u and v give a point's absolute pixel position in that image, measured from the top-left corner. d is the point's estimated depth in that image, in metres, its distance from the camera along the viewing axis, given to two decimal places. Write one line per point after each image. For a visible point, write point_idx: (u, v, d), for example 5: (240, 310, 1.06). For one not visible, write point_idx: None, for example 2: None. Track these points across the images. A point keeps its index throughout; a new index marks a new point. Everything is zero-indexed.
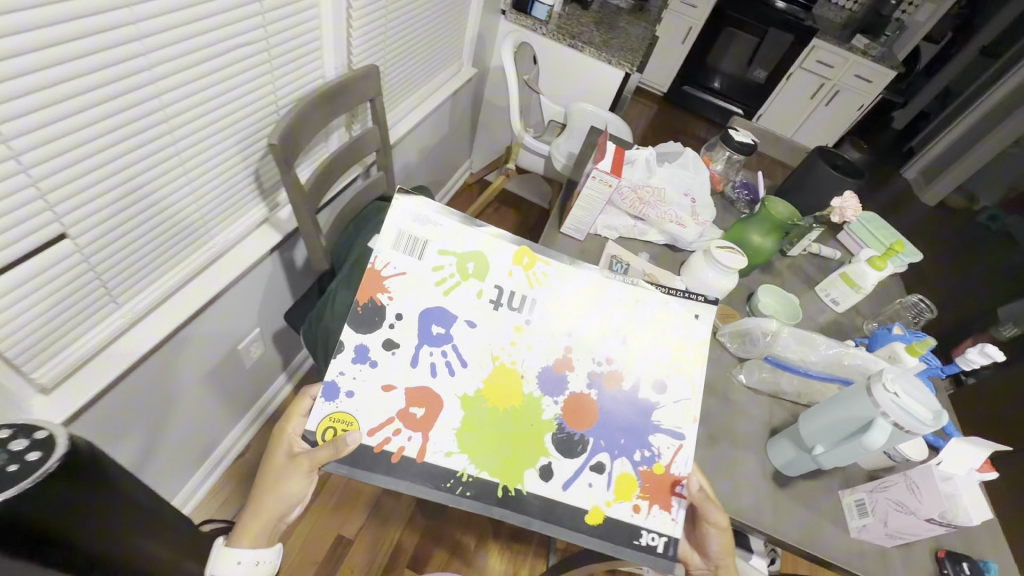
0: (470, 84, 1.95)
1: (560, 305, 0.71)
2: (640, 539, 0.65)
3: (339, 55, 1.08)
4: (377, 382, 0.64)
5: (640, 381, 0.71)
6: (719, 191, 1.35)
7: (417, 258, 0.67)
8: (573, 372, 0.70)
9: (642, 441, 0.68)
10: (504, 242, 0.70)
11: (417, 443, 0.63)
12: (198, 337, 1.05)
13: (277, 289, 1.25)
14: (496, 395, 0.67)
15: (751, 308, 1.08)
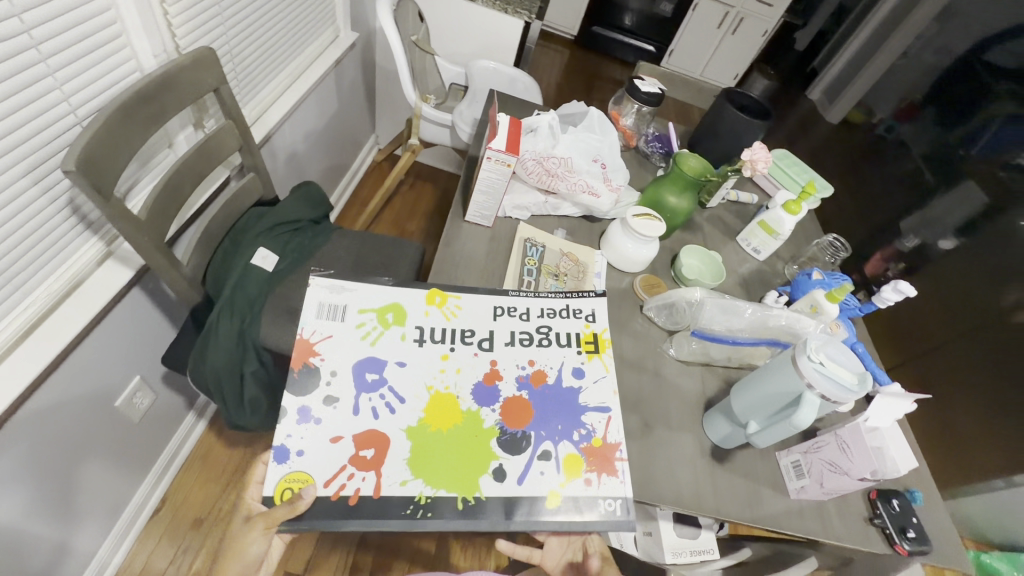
0: (354, 50, 1.72)
1: (484, 329, 0.66)
2: (601, 506, 0.54)
3: (155, 38, 0.87)
4: (323, 434, 0.53)
5: (563, 366, 0.64)
6: (633, 147, 1.28)
7: (339, 320, 0.61)
8: (502, 380, 0.61)
9: (576, 419, 0.60)
10: (416, 289, 0.67)
11: (372, 481, 0.52)
12: (50, 411, 0.86)
13: (150, 328, 1.06)
14: (440, 415, 0.57)
15: (676, 274, 1.04)
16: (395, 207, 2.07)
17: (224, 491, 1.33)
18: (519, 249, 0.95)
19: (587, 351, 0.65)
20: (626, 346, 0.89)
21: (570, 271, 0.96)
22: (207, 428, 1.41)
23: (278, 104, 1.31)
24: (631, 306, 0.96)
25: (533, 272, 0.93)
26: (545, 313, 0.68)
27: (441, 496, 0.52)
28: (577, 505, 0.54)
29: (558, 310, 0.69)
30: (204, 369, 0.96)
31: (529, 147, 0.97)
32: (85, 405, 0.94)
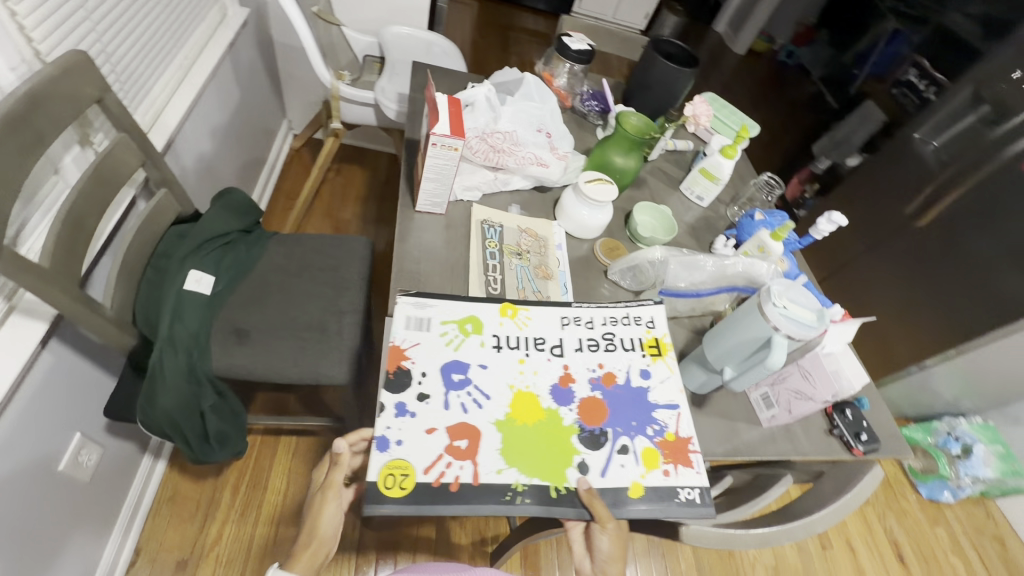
0: (247, 28, 1.53)
1: (553, 336, 0.72)
2: (680, 496, 0.62)
3: (7, 47, 0.72)
4: (421, 425, 0.61)
5: (631, 369, 0.71)
6: (569, 107, 1.26)
7: (425, 329, 0.69)
8: (576, 381, 0.68)
9: (648, 416, 0.67)
10: (489, 301, 0.74)
11: (469, 469, 0.59)
12: None
13: (80, 379, 0.94)
14: (526, 412, 0.64)
15: (631, 233, 1.06)
16: (325, 197, 1.94)
17: (202, 526, 1.26)
18: (477, 232, 0.93)
19: (651, 353, 0.73)
20: None
21: (531, 247, 0.95)
22: (169, 465, 1.31)
23: (173, 102, 1.16)
24: (596, 272, 0.97)
25: (496, 254, 0.91)
26: (608, 320, 0.75)
27: (535, 483, 0.60)
28: (655, 492, 0.62)
29: (620, 316, 0.75)
30: (156, 416, 0.87)
31: (472, 125, 0.95)
32: (24, 478, 0.84)
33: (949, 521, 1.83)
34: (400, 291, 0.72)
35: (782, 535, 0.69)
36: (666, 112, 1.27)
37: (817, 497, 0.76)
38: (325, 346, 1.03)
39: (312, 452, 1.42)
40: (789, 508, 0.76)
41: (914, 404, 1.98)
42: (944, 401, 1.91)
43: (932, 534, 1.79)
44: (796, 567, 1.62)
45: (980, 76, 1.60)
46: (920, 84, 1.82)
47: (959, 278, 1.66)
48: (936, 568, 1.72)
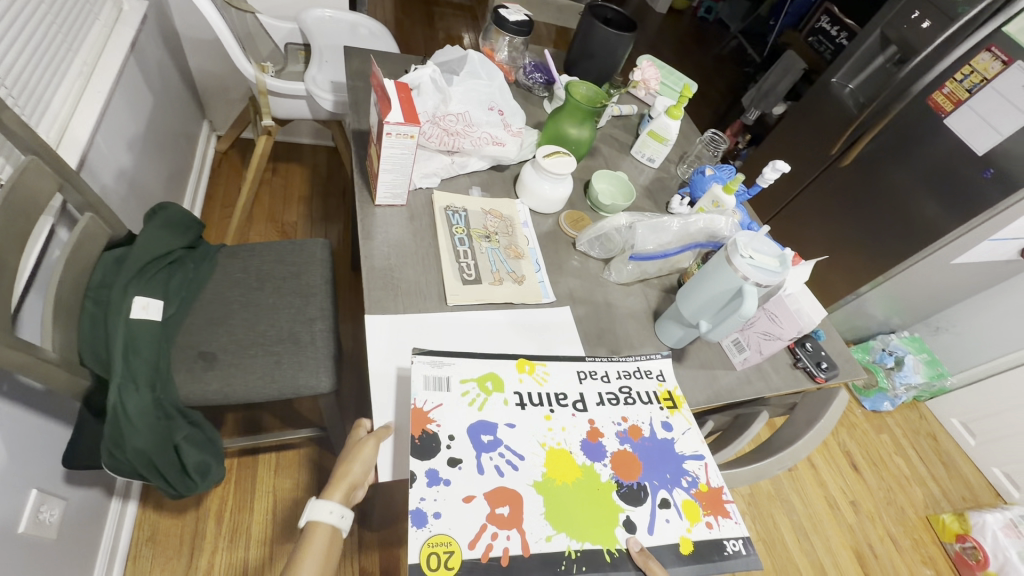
0: (147, 23, 1.38)
1: (574, 390, 0.70)
2: (727, 548, 0.60)
3: None
4: (457, 494, 0.56)
5: (652, 422, 0.69)
6: (513, 82, 1.24)
7: (445, 389, 0.64)
8: (605, 436, 0.66)
9: (679, 467, 0.65)
10: (506, 356, 0.70)
11: (517, 539, 0.55)
12: None
13: (26, 434, 0.86)
14: (563, 470, 0.61)
15: (592, 203, 1.07)
16: (265, 200, 1.82)
17: (191, 560, 1.20)
18: (442, 219, 0.91)
19: (668, 406, 0.72)
20: (572, 285, 0.93)
21: (498, 229, 0.94)
22: (141, 505, 1.23)
23: (79, 113, 1.03)
24: (565, 246, 0.98)
25: (465, 239, 0.90)
26: (623, 373, 0.74)
27: (587, 548, 0.56)
28: (703, 548, 0.60)
29: (632, 370, 0.75)
30: (126, 458, 0.81)
31: (421, 108, 0.92)
32: None
33: (891, 428, 2.05)
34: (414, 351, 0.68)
35: (773, 466, 0.76)
36: (609, 77, 1.28)
37: (793, 426, 0.83)
38: (299, 357, 0.99)
39: (294, 466, 1.37)
40: (771, 440, 0.83)
41: (853, 328, 2.17)
42: (877, 321, 2.11)
43: (879, 441, 2.00)
44: (769, 492, 1.77)
45: (887, 19, 1.73)
46: (832, 30, 2.05)
47: (882, 209, 1.81)
48: (885, 470, 1.93)
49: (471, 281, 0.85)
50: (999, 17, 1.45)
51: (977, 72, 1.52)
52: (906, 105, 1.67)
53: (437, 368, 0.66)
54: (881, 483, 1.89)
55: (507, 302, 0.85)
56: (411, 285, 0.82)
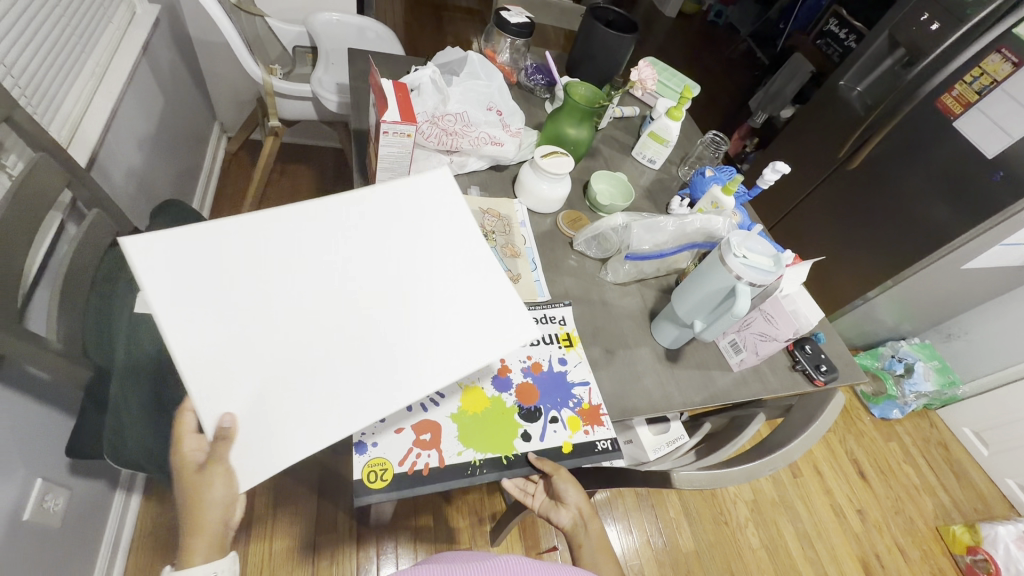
0: (159, 26, 1.41)
1: None
2: (598, 445, 0.74)
3: None
4: (390, 427, 0.68)
5: (551, 357, 0.81)
6: (515, 83, 1.25)
7: None
8: (511, 370, 0.78)
9: (569, 392, 0.78)
10: None
11: (436, 455, 0.67)
12: None
13: (30, 425, 0.88)
14: (474, 401, 0.73)
15: (591, 203, 1.07)
16: (273, 200, 1.85)
17: None
18: None
19: (565, 344, 0.83)
20: (568, 284, 0.93)
21: (495, 227, 0.95)
22: (145, 498, 1.25)
23: (90, 113, 1.06)
24: (562, 245, 0.98)
25: None
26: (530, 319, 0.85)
27: (489, 457, 0.69)
28: (581, 449, 0.73)
29: (538, 316, 0.85)
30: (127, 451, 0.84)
31: (420, 109, 0.92)
32: None
33: (900, 435, 2.02)
34: None
35: (765, 467, 0.73)
36: (611, 79, 1.29)
37: (789, 428, 0.82)
38: None
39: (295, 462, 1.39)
40: (765, 441, 0.82)
41: (862, 333, 2.14)
42: (885, 327, 2.08)
43: (887, 449, 1.96)
44: (773, 498, 1.74)
45: (894, 21, 1.70)
46: (841, 33, 2.01)
47: (889, 212, 1.79)
48: (893, 478, 1.90)
49: None
50: (1010, 18, 1.42)
51: (986, 74, 1.50)
52: (914, 107, 1.66)
53: None
54: (888, 491, 1.86)
55: None
56: None
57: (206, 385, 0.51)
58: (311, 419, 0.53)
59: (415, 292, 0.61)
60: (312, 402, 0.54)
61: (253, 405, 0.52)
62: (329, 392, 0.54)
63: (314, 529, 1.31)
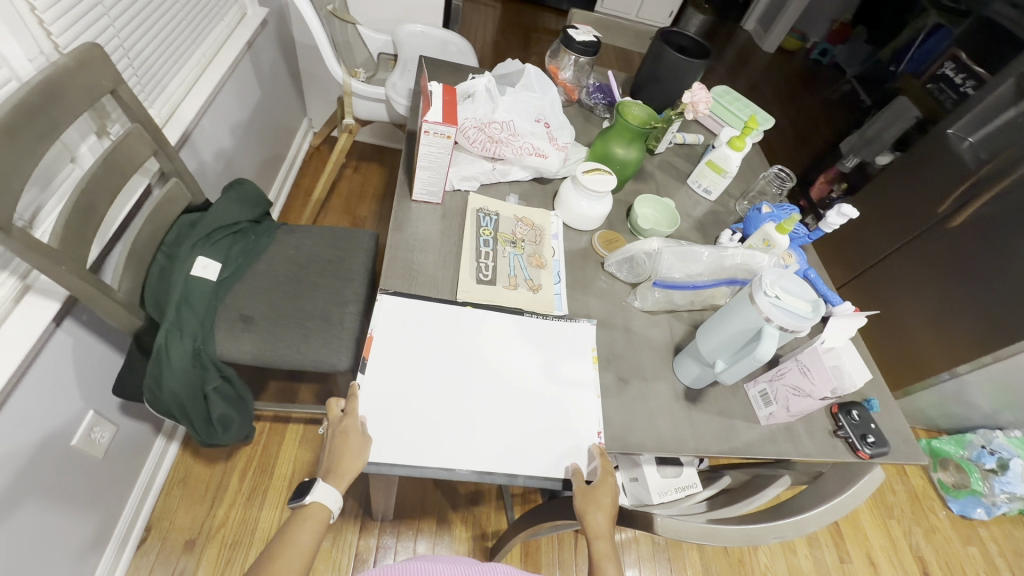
0: (266, 28, 1.58)
1: (501, 336, 0.81)
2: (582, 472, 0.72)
3: (28, 41, 0.78)
4: (387, 404, 0.71)
5: (557, 371, 0.79)
6: (575, 100, 1.25)
7: (400, 327, 0.77)
8: (515, 378, 0.77)
9: (566, 412, 0.76)
10: (452, 303, 0.82)
11: (421, 441, 0.69)
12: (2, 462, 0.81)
13: (93, 359, 0.99)
14: (470, 400, 0.74)
15: (632, 227, 1.04)
16: (343, 193, 1.98)
17: (211, 509, 1.30)
18: (472, 220, 0.93)
19: (575, 358, 0.81)
20: (592, 304, 0.90)
21: (526, 237, 0.94)
22: (182, 448, 1.36)
23: (190, 96, 1.21)
24: (593, 265, 0.95)
25: (490, 242, 0.91)
26: (545, 329, 0.83)
27: (471, 457, 0.69)
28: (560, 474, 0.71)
29: (552, 327, 0.83)
30: (162, 396, 0.92)
31: (469, 115, 0.94)
32: (29, 450, 0.87)
33: (983, 541, 1.72)
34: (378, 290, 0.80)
35: (770, 535, 0.65)
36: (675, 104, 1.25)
37: (816, 496, 0.73)
38: (325, 335, 1.05)
39: (317, 440, 1.45)
40: (783, 504, 0.73)
41: (945, 413, 1.88)
42: (978, 411, 1.81)
43: (964, 554, 1.68)
44: None
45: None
46: (957, 78, 1.81)
47: (995, 280, 1.57)
48: None
49: (485, 282, 0.85)
50: None
51: None
52: None
53: (403, 309, 0.79)
54: None
55: (516, 308, 0.84)
56: (429, 278, 0.84)
57: (377, 390, 0.71)
58: (421, 444, 0.69)
59: (530, 393, 0.77)
60: (429, 433, 0.70)
61: (391, 416, 0.70)
62: (441, 434, 0.70)
63: None
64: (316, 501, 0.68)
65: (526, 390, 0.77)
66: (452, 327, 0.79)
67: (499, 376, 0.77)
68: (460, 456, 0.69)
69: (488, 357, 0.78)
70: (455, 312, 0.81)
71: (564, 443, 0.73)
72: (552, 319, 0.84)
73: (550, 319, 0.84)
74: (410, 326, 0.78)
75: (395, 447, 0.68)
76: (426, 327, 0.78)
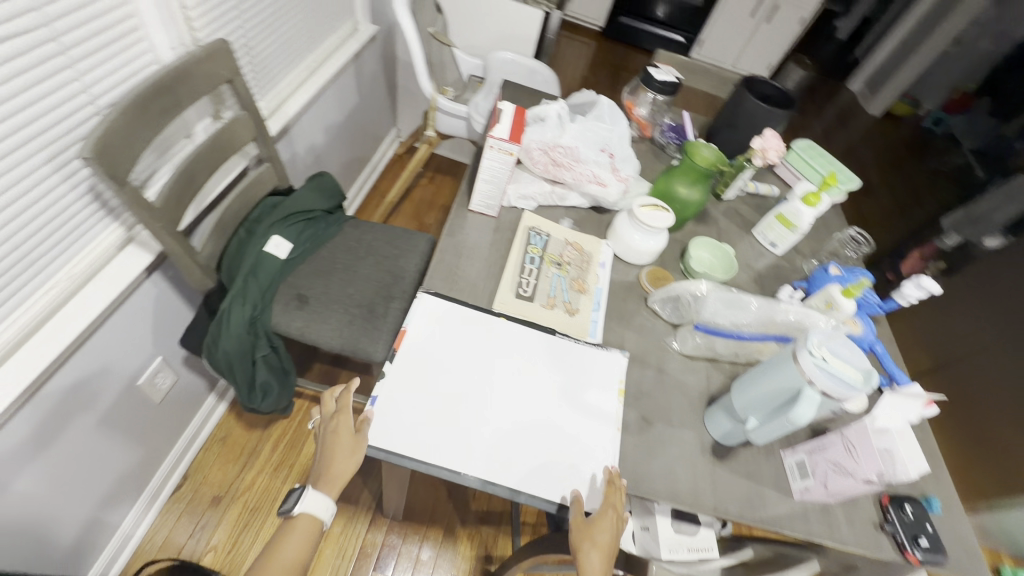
0: (374, 43, 1.74)
1: (530, 352, 0.81)
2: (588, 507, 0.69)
3: (175, 32, 0.92)
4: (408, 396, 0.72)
5: (579, 397, 0.78)
6: (648, 137, 1.25)
7: (434, 326, 0.80)
8: (535, 396, 0.77)
9: (583, 440, 0.74)
10: (488, 313, 0.84)
11: (432, 438, 0.69)
12: (78, 386, 0.92)
13: (169, 311, 1.11)
14: (488, 408, 0.74)
15: (685, 268, 1.01)
16: (415, 200, 2.09)
17: (241, 471, 1.38)
18: (522, 236, 0.94)
19: (601, 388, 0.79)
20: (628, 338, 0.88)
21: (573, 261, 0.94)
22: (228, 409, 1.47)
23: (296, 94, 1.35)
24: (636, 299, 0.94)
25: (536, 260, 0.92)
26: (575, 354, 0.82)
27: (479, 464, 0.69)
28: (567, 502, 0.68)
29: (583, 353, 0.82)
30: (216, 356, 1.01)
31: (536, 137, 0.98)
32: (101, 381, 0.97)
33: None
34: (421, 289, 0.84)
35: None
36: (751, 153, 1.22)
37: None
38: (369, 325, 1.10)
39: None
40: None
41: None
42: None
43: None
44: None
45: None
46: None
47: None
48: None
49: (523, 297, 0.87)
50: None
51: None
52: None
53: (440, 310, 0.82)
54: None
55: (549, 328, 0.84)
56: (470, 285, 0.87)
57: (401, 380, 0.74)
58: (432, 439, 0.69)
59: (548, 413, 0.76)
60: (441, 432, 0.70)
61: (409, 407, 0.71)
62: (453, 434, 0.70)
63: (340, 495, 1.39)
64: (307, 510, 0.71)
65: (544, 409, 0.76)
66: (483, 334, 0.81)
67: (521, 391, 0.77)
68: (467, 460, 0.69)
69: (513, 370, 0.78)
70: (490, 322, 0.82)
71: (573, 470, 0.71)
72: (584, 346, 0.84)
73: (582, 345, 0.83)
74: (444, 326, 0.80)
75: (406, 438, 0.69)
76: (458, 330, 0.80)
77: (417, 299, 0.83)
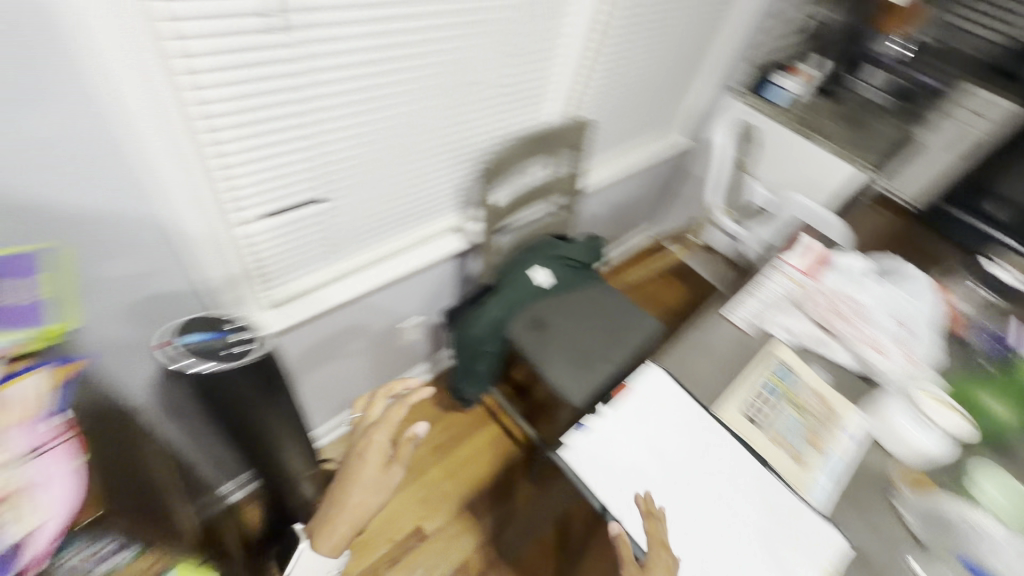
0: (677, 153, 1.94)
1: (738, 470, 0.77)
2: None
3: (560, 104, 1.22)
4: (609, 441, 0.76)
5: (775, 544, 0.71)
6: (958, 335, 1.04)
7: (654, 395, 0.83)
8: (728, 515, 0.73)
9: None
10: (707, 411, 0.83)
11: (618, 490, 0.72)
12: (376, 307, 1.22)
13: (444, 287, 1.40)
14: (677, 496, 0.73)
15: (961, 489, 0.81)
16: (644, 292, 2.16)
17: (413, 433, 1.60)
18: (766, 362, 0.92)
19: (805, 554, 0.70)
20: (857, 525, 0.75)
21: (815, 411, 0.87)
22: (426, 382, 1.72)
23: (603, 171, 1.60)
24: (881, 490, 0.80)
25: (774, 391, 0.88)
26: (785, 500, 0.75)
27: None
28: None
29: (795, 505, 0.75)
30: (463, 334, 1.25)
31: (827, 284, 1.02)
32: (386, 312, 1.27)
33: None
34: (653, 359, 0.90)
35: None
36: None
37: None
38: (580, 372, 1.21)
39: (500, 451, 1.62)
40: None
41: None
42: None
43: None
44: None
45: None
46: None
47: None
48: None
49: (749, 417, 0.84)
50: None
51: None
52: None
53: (664, 383, 0.85)
54: None
55: (766, 461, 0.79)
56: (700, 380, 0.88)
57: (609, 424, 0.78)
58: (617, 491, 0.72)
59: (735, 539, 0.71)
60: (627, 491, 0.72)
61: (607, 451, 0.75)
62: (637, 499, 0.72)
63: (469, 503, 1.49)
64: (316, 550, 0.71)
65: (732, 533, 0.71)
66: (696, 427, 0.81)
67: (714, 501, 0.74)
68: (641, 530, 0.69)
69: (714, 477, 0.76)
70: (708, 420, 0.82)
71: None
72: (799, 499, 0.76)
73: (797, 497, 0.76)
74: (663, 400, 0.83)
75: (595, 476, 0.73)
76: (675, 411, 0.82)
77: (645, 365, 0.88)
